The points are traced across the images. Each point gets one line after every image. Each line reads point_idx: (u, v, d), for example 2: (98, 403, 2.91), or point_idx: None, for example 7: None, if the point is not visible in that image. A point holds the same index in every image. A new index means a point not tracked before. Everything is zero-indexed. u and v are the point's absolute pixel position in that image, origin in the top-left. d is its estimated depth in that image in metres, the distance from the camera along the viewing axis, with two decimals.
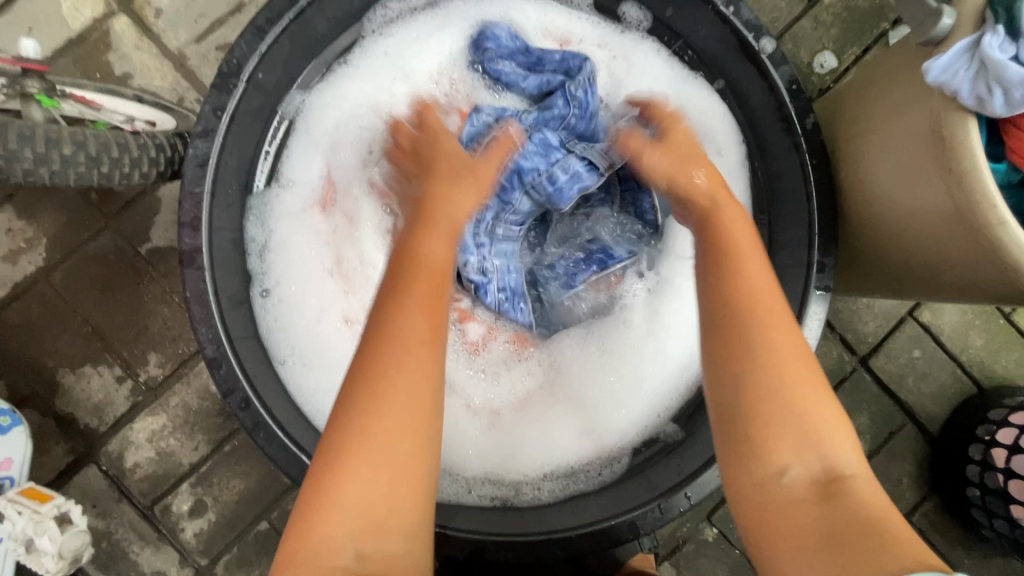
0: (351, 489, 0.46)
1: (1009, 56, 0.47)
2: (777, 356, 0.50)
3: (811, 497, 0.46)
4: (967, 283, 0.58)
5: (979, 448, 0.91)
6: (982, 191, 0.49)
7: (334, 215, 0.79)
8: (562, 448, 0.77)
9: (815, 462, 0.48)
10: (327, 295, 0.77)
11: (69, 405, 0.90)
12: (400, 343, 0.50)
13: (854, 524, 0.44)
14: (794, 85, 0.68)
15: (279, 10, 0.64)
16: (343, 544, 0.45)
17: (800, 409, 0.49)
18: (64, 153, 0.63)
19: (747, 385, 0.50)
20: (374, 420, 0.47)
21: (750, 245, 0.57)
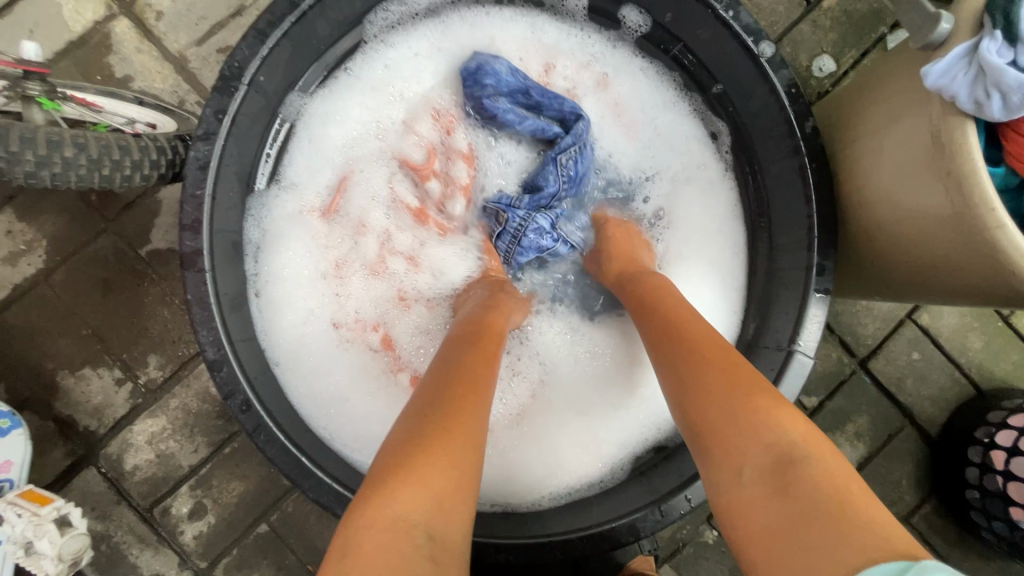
0: (432, 470, 0.44)
1: (1006, 61, 0.48)
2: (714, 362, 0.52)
3: (771, 489, 0.43)
4: (966, 272, 0.56)
5: (979, 451, 0.91)
6: (982, 193, 0.49)
7: (336, 221, 0.79)
8: (556, 453, 0.78)
9: (765, 451, 0.44)
10: (319, 298, 0.78)
11: (68, 407, 0.90)
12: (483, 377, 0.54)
13: (816, 510, 0.40)
14: (793, 88, 0.68)
15: (280, 14, 0.64)
16: (420, 522, 0.42)
17: (736, 404, 0.47)
18: (66, 155, 0.63)
19: (695, 391, 0.50)
20: (464, 421, 0.48)
21: (675, 296, 0.64)
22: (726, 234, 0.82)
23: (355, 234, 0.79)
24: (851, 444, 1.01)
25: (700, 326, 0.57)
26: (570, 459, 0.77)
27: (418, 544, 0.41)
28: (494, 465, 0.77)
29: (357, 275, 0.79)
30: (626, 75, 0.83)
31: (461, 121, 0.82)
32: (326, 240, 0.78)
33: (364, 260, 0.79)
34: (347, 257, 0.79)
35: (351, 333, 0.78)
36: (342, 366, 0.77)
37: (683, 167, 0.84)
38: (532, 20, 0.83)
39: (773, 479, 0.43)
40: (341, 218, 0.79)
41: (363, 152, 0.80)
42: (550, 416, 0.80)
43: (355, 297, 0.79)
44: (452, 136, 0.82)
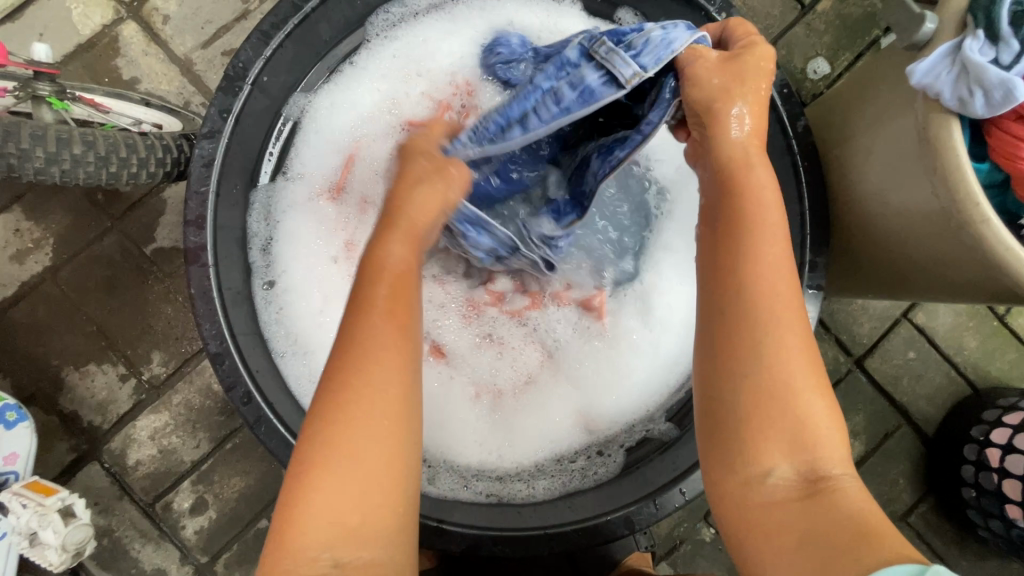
0: (318, 500, 0.45)
1: (988, 59, 0.49)
2: (780, 354, 0.47)
3: (794, 495, 0.45)
4: (959, 284, 0.59)
5: (974, 448, 0.91)
6: (966, 189, 0.50)
7: (345, 200, 0.78)
8: (560, 435, 0.77)
9: (801, 462, 0.46)
10: (331, 283, 0.76)
11: (73, 402, 0.91)
12: (363, 358, 0.47)
13: (832, 525, 0.43)
14: (785, 88, 0.70)
15: (285, 15, 0.67)
16: (320, 552, 0.44)
17: (796, 401, 0.46)
18: (74, 152, 0.65)
19: (754, 385, 0.47)
20: (350, 428, 0.46)
21: (772, 214, 0.51)
22: None
23: (361, 211, 0.78)
24: (847, 442, 1.01)
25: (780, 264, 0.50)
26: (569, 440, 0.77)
27: (323, 571, 0.44)
28: (495, 454, 0.76)
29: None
30: None
31: (477, 87, 0.79)
32: (336, 222, 0.77)
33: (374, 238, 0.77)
34: (357, 237, 0.77)
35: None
36: None
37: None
38: (546, 7, 0.81)
39: (805, 490, 0.45)
40: (348, 196, 0.78)
41: (368, 136, 0.78)
42: (558, 392, 0.78)
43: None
44: (472, 99, 0.78)
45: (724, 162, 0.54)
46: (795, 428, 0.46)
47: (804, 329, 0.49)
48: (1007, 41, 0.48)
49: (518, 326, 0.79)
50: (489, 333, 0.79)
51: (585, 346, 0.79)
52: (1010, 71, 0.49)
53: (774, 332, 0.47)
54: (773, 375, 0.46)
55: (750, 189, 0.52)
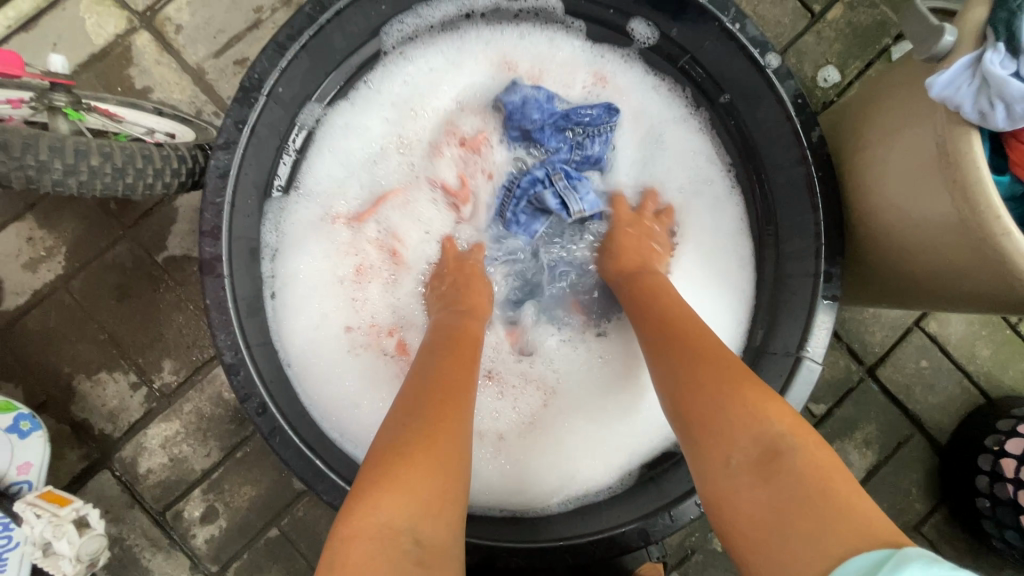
0: (411, 479, 0.45)
1: (1009, 72, 0.49)
2: (708, 355, 0.55)
3: (755, 480, 0.46)
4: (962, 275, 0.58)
5: (988, 459, 0.91)
6: (986, 201, 0.50)
7: (363, 230, 0.81)
8: (569, 461, 0.78)
9: (751, 444, 0.47)
10: (332, 301, 0.79)
11: (84, 410, 0.91)
12: (455, 384, 0.55)
13: (804, 502, 0.43)
14: (799, 99, 0.69)
15: (299, 28, 0.66)
16: (404, 528, 0.43)
17: (729, 390, 0.51)
18: (92, 164, 0.65)
19: (686, 381, 0.54)
20: (444, 428, 0.50)
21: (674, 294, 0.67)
22: (730, 247, 0.83)
23: (373, 246, 0.81)
24: (859, 451, 1.01)
25: (685, 316, 0.61)
26: (583, 467, 0.78)
27: (404, 549, 0.42)
28: (507, 476, 0.77)
29: (377, 281, 0.81)
30: (641, 91, 0.85)
31: (493, 128, 0.84)
32: (346, 246, 0.80)
33: (388, 271, 0.81)
34: (369, 263, 0.81)
35: (362, 337, 0.80)
36: (353, 370, 0.78)
37: (690, 181, 0.85)
38: (551, 33, 0.84)
39: (759, 469, 0.46)
40: (367, 230, 0.81)
41: (388, 170, 0.82)
42: (564, 425, 0.80)
43: (372, 302, 0.81)
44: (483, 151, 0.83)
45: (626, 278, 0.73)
46: (729, 417, 0.49)
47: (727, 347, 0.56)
48: None
49: (516, 362, 0.81)
50: (487, 371, 0.81)
51: (585, 373, 0.82)
52: None
53: (699, 355, 0.55)
54: (693, 379, 0.53)
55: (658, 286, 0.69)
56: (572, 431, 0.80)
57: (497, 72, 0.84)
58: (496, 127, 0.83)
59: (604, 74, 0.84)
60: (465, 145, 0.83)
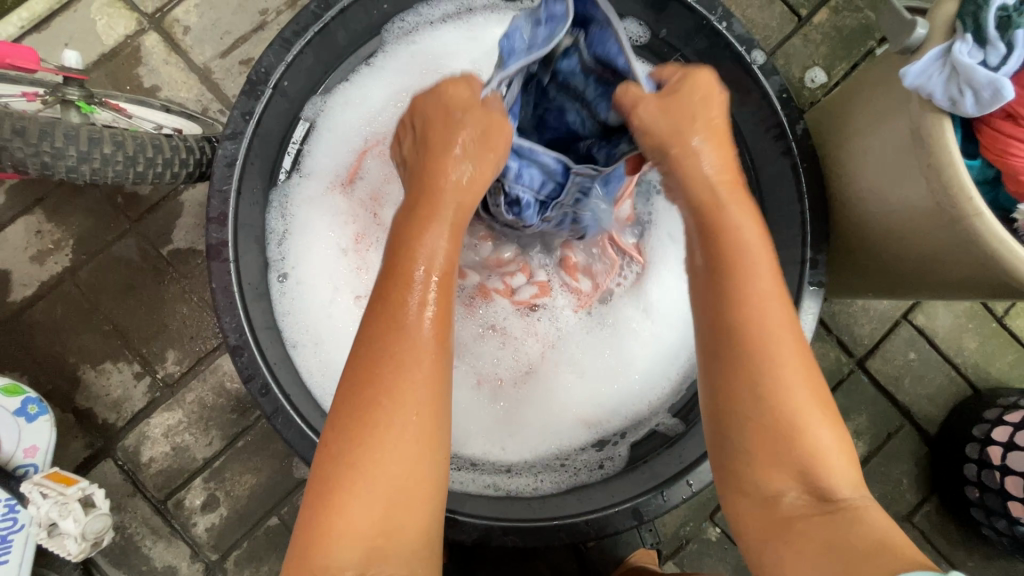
0: (349, 513, 0.45)
1: (977, 61, 0.52)
2: (782, 375, 0.48)
3: (810, 510, 0.47)
4: (962, 285, 0.61)
5: (976, 447, 0.93)
6: (961, 187, 0.53)
7: (355, 192, 0.82)
8: (558, 423, 0.80)
9: (811, 483, 0.47)
10: (340, 272, 0.80)
11: (89, 400, 0.93)
12: (398, 368, 0.47)
13: (858, 538, 0.44)
14: (785, 93, 0.72)
15: (305, 24, 0.69)
16: (346, 564, 0.44)
17: (800, 421, 0.48)
18: (105, 152, 0.67)
19: (767, 401, 0.48)
20: (378, 433, 0.46)
21: (758, 247, 0.53)
22: None
23: (368, 208, 0.82)
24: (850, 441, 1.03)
25: (769, 300, 0.50)
26: (570, 426, 0.80)
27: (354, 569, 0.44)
28: (500, 442, 0.79)
29: (373, 248, 0.82)
30: None
31: None
32: (347, 215, 0.81)
33: (384, 233, 0.82)
34: (367, 231, 0.82)
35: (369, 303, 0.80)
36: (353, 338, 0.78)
37: None
38: None
39: (813, 503, 0.47)
40: (359, 190, 0.82)
41: (384, 134, 0.82)
42: (559, 377, 0.81)
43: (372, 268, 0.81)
44: None
45: (699, 197, 0.55)
46: (795, 454, 0.48)
47: (804, 361, 0.50)
48: (994, 44, 0.51)
49: (521, 318, 0.82)
50: (490, 322, 0.82)
51: (590, 336, 0.82)
52: (998, 71, 0.52)
53: (772, 370, 0.48)
54: (771, 402, 0.48)
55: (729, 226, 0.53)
56: (566, 391, 0.81)
57: None
58: None
59: None
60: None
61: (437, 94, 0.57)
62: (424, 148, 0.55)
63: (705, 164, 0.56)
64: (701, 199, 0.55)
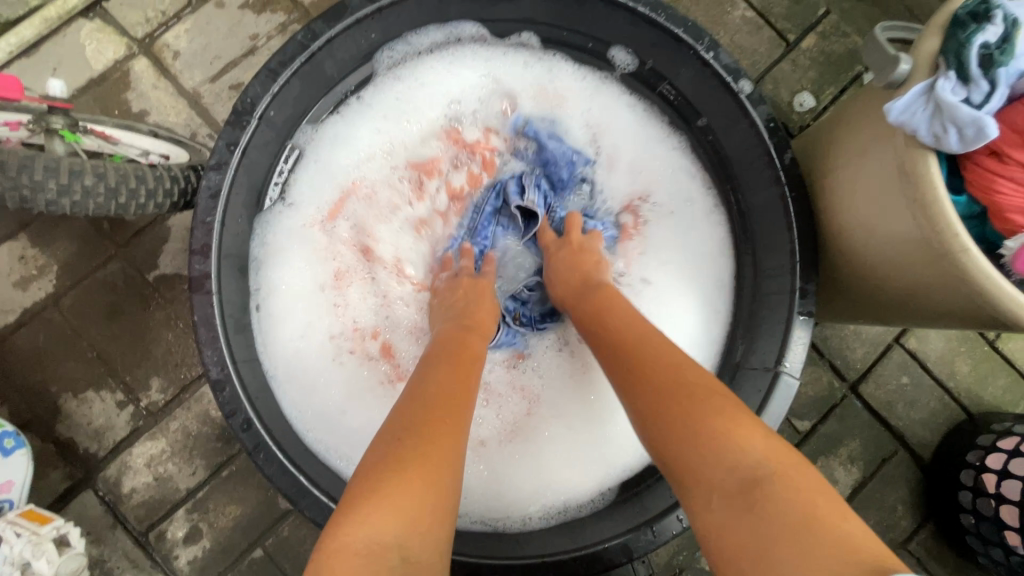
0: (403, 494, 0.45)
1: (960, 99, 0.52)
2: (675, 380, 0.54)
3: (741, 502, 0.45)
4: (955, 314, 0.60)
5: (971, 474, 0.92)
6: (944, 217, 0.53)
7: (336, 230, 0.81)
8: (550, 475, 0.77)
9: (737, 470, 0.46)
10: (318, 308, 0.80)
11: (70, 429, 0.91)
12: (447, 400, 0.54)
13: (794, 519, 0.42)
14: (771, 122, 0.72)
15: (292, 55, 0.69)
16: (392, 545, 0.43)
17: (702, 409, 0.50)
18: (86, 184, 0.66)
19: (671, 403, 0.52)
20: (434, 444, 0.49)
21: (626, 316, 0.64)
22: (713, 270, 0.85)
23: (347, 245, 0.82)
24: (844, 468, 1.02)
25: (649, 344, 0.59)
26: (560, 470, 0.77)
27: (391, 566, 0.42)
28: (486, 479, 0.77)
29: (355, 284, 0.81)
30: (615, 112, 0.87)
31: (497, 132, 0.86)
32: (326, 251, 0.80)
33: (368, 271, 0.82)
34: (347, 269, 0.81)
35: (346, 343, 0.80)
36: (340, 374, 0.79)
37: (672, 200, 0.87)
38: (548, 63, 0.85)
39: (739, 499, 0.45)
40: (341, 229, 0.82)
41: (372, 175, 0.83)
42: (545, 427, 0.80)
43: (352, 307, 0.81)
44: (470, 152, 0.85)
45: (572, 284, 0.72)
46: (711, 442, 0.48)
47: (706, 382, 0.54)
48: (977, 82, 0.52)
49: (507, 371, 0.81)
50: None
51: (572, 383, 0.81)
52: (980, 109, 0.52)
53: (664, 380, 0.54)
54: (674, 420, 0.51)
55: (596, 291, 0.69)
56: (556, 439, 0.79)
57: (487, 97, 0.85)
58: (494, 130, 0.86)
59: (606, 117, 0.87)
60: (460, 144, 0.85)
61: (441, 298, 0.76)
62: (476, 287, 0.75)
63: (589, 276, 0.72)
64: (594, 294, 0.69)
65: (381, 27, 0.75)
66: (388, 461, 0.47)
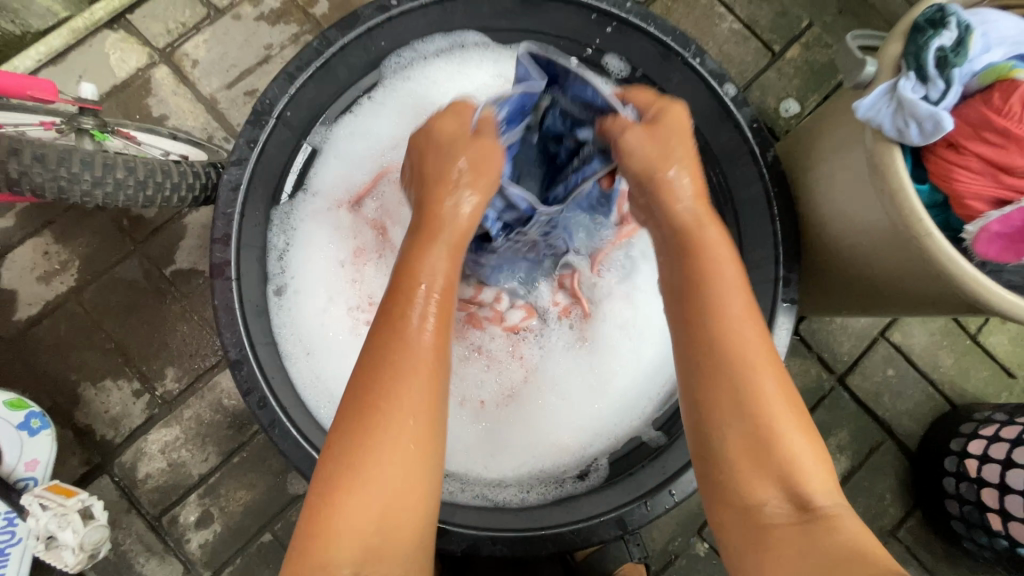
0: (347, 514, 0.46)
1: (919, 96, 0.57)
2: (757, 389, 0.50)
3: (789, 522, 0.47)
4: (923, 297, 0.65)
5: (954, 460, 0.95)
6: (908, 205, 0.57)
7: (363, 211, 0.87)
8: (545, 445, 0.82)
9: (791, 492, 0.48)
10: (336, 286, 0.84)
11: (88, 417, 0.95)
12: (389, 387, 0.48)
13: (847, 555, 0.43)
14: (755, 123, 0.78)
15: (308, 60, 0.74)
16: (340, 560, 0.45)
17: (774, 429, 0.49)
18: (117, 177, 0.71)
19: (745, 414, 0.49)
20: (373, 446, 0.47)
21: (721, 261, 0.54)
22: None
23: (371, 228, 0.87)
24: (833, 457, 1.05)
25: (742, 336, 0.51)
26: (553, 442, 0.83)
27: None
28: (484, 450, 0.82)
29: (373, 263, 0.86)
30: None
31: None
32: (349, 232, 0.86)
33: (385, 250, 0.87)
34: (367, 247, 0.86)
35: (363, 315, 0.84)
36: (353, 348, 0.83)
37: None
38: None
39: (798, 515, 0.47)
40: (367, 210, 0.87)
41: (399, 161, 0.88)
42: (540, 400, 0.84)
43: (369, 283, 0.85)
44: None
45: (681, 221, 0.56)
46: (776, 462, 0.48)
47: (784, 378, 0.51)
48: (933, 81, 0.57)
49: (508, 343, 0.85)
50: (477, 346, 0.85)
51: (568, 356, 0.86)
52: (938, 106, 0.57)
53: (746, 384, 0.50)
54: (756, 418, 0.49)
55: (706, 245, 0.55)
56: (552, 412, 0.84)
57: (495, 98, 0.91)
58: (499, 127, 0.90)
59: None
60: None
61: (429, 130, 0.60)
62: (436, 160, 0.58)
63: (687, 196, 0.56)
64: (689, 221, 0.56)
65: (390, 35, 0.81)
66: (332, 479, 0.47)
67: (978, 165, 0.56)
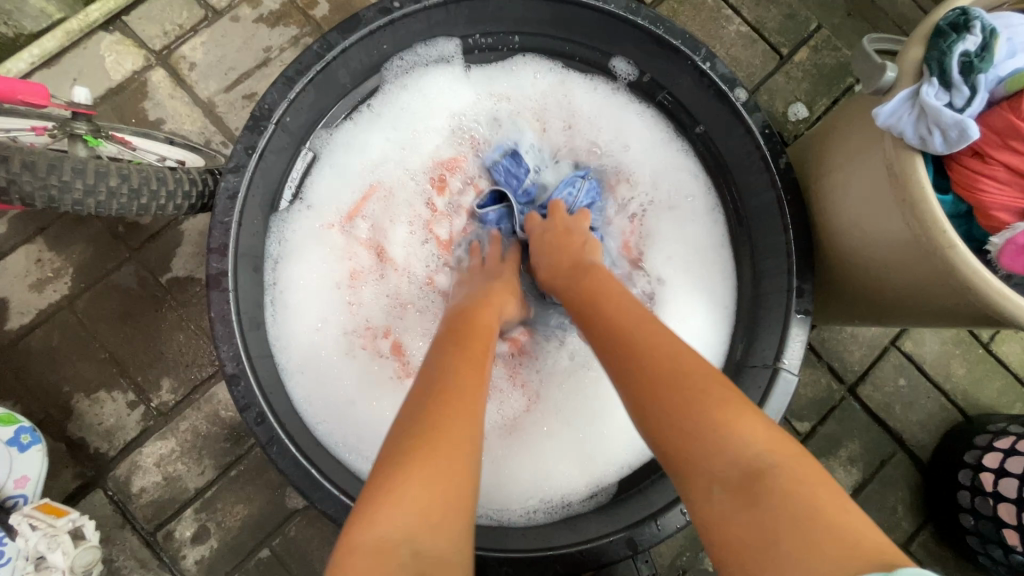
0: (411, 491, 0.45)
1: (943, 103, 0.55)
2: (668, 379, 0.52)
3: (740, 502, 0.44)
4: (944, 312, 0.63)
5: (968, 474, 0.93)
6: (930, 215, 0.55)
7: (354, 229, 0.86)
8: (554, 472, 0.80)
9: (732, 469, 0.46)
10: (332, 305, 0.83)
11: (81, 429, 0.92)
12: (453, 390, 0.53)
13: (794, 513, 0.42)
14: (767, 129, 0.75)
15: (308, 63, 0.71)
16: (400, 542, 0.42)
17: (690, 409, 0.50)
18: (111, 185, 0.69)
19: (664, 407, 0.51)
20: (439, 434, 0.49)
21: (615, 291, 0.64)
22: (709, 261, 0.89)
23: (364, 247, 0.86)
24: (844, 468, 1.03)
25: (647, 337, 0.57)
26: (563, 466, 0.81)
27: (401, 561, 0.41)
28: (491, 474, 0.80)
29: (369, 283, 0.86)
30: (626, 122, 0.90)
31: (481, 138, 0.91)
32: (343, 251, 0.85)
33: (380, 272, 0.86)
34: (362, 269, 0.85)
35: (360, 339, 0.84)
36: (353, 369, 0.82)
37: (670, 196, 0.91)
38: (558, 73, 0.90)
39: (741, 491, 0.45)
40: (358, 228, 0.86)
41: (388, 176, 0.87)
42: (546, 425, 0.84)
43: (365, 306, 0.85)
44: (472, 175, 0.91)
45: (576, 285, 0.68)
46: (706, 441, 0.48)
47: (694, 366, 0.53)
48: (958, 87, 0.55)
49: (512, 371, 0.86)
50: None
51: (574, 384, 0.85)
52: (962, 113, 0.55)
53: (657, 378, 0.53)
54: (670, 409, 0.50)
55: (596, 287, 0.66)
56: (558, 436, 0.83)
57: (490, 112, 0.91)
58: (480, 152, 0.91)
59: (614, 136, 0.91)
60: (479, 148, 0.91)
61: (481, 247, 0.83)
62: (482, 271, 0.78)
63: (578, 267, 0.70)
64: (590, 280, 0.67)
65: (393, 39, 0.79)
66: (396, 457, 0.47)
67: (1004, 175, 0.54)
